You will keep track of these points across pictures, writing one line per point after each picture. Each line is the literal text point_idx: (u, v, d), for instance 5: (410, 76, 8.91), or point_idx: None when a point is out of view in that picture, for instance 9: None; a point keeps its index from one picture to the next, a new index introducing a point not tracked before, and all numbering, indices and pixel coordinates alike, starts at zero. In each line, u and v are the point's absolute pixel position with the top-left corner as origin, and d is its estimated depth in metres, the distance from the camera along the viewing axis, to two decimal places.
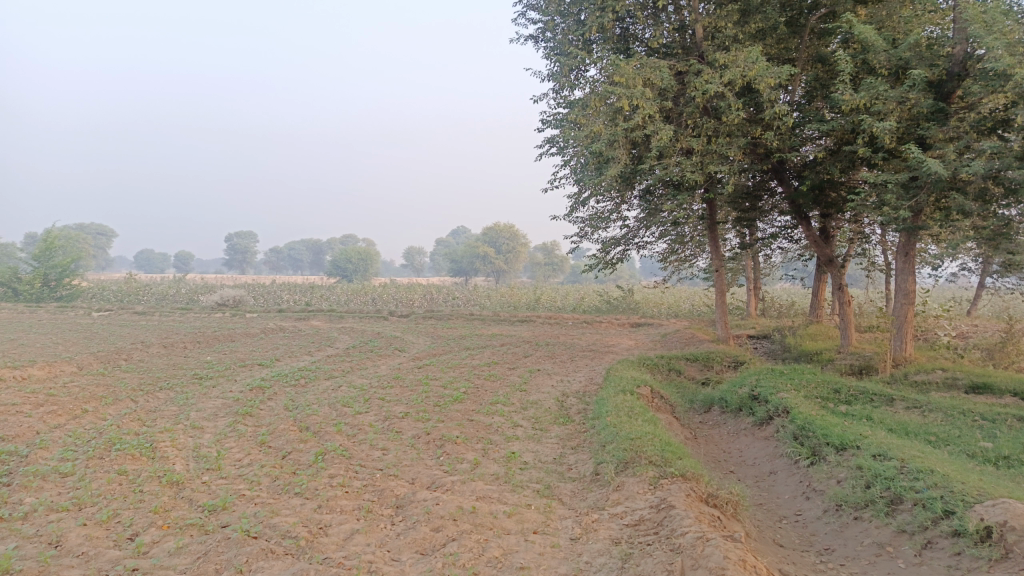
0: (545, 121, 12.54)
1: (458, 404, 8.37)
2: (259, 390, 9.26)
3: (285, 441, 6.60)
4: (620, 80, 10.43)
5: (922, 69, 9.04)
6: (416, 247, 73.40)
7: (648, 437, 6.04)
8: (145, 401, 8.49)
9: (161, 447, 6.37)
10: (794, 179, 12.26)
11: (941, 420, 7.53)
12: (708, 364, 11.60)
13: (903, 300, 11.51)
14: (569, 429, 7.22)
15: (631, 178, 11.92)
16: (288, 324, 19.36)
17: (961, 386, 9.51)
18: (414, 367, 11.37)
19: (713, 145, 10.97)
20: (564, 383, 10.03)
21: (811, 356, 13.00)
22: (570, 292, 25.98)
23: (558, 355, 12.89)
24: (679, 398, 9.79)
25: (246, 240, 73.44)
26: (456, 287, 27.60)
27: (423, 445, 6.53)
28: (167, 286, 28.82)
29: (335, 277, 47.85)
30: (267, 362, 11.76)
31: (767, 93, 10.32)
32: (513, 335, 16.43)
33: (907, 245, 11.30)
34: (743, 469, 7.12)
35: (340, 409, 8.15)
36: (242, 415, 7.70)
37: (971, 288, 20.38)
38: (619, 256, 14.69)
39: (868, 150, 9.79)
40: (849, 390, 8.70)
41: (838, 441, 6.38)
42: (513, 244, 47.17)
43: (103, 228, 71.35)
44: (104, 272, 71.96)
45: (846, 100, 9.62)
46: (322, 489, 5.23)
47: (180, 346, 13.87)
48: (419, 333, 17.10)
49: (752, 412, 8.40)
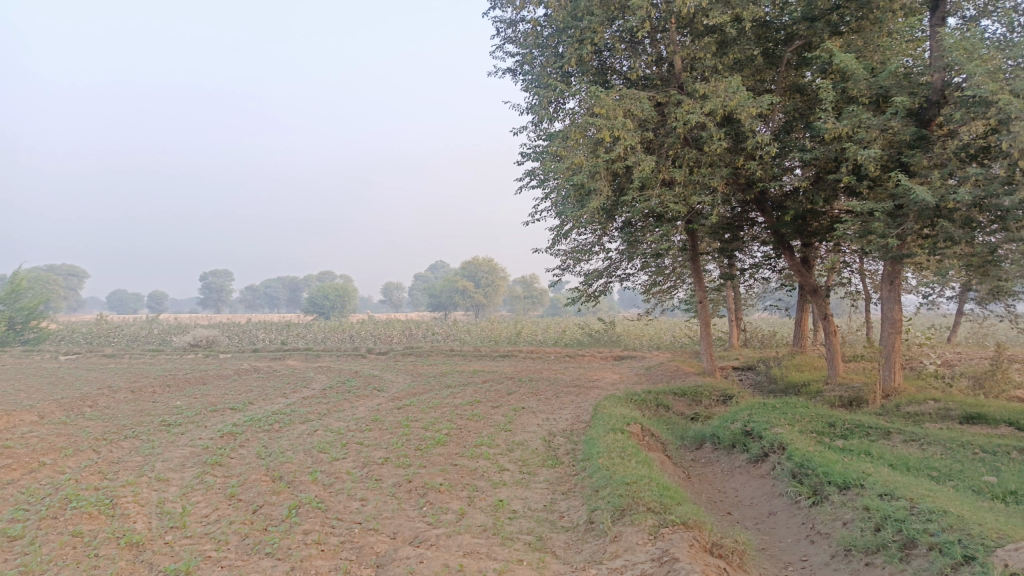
0: (524, 153, 12.38)
1: (440, 447, 7.99)
2: (230, 437, 8.80)
3: (256, 494, 6.17)
4: (600, 111, 10.30)
5: (904, 97, 9.01)
6: (392, 283, 73.12)
7: (644, 481, 5.73)
8: (108, 451, 7.99)
9: (122, 504, 5.91)
10: (775, 209, 12.17)
11: (941, 453, 7.29)
12: (696, 399, 11.30)
13: (890, 330, 11.34)
14: (558, 473, 6.87)
15: (613, 210, 11.75)
16: (263, 364, 18.78)
17: (955, 416, 9.31)
18: (394, 408, 10.94)
19: (695, 175, 10.84)
20: (550, 422, 9.68)
21: (799, 388, 12.78)
22: (551, 326, 25.69)
23: (542, 392, 12.54)
24: (669, 435, 9.48)
25: (221, 278, 72.46)
26: (435, 323, 27.23)
27: (405, 495, 6.14)
28: (139, 328, 28.10)
29: (312, 314, 47.18)
30: (241, 406, 11.28)
31: (749, 123, 10.25)
32: (494, 371, 16.06)
33: (892, 274, 11.22)
34: (740, 510, 6.81)
35: (316, 455, 7.73)
36: (210, 465, 7.26)
37: (950, 314, 20.38)
38: (601, 289, 14.46)
39: (853, 178, 9.70)
40: (843, 424, 8.45)
41: (841, 480, 6.10)
42: (492, 278, 47.00)
43: (74, 270, 70.15)
44: (75, 314, 70.56)
45: (829, 129, 9.55)
46: (295, 549, 4.82)
47: (148, 390, 13.32)
48: (398, 371, 16.65)
49: (746, 448, 8.11)
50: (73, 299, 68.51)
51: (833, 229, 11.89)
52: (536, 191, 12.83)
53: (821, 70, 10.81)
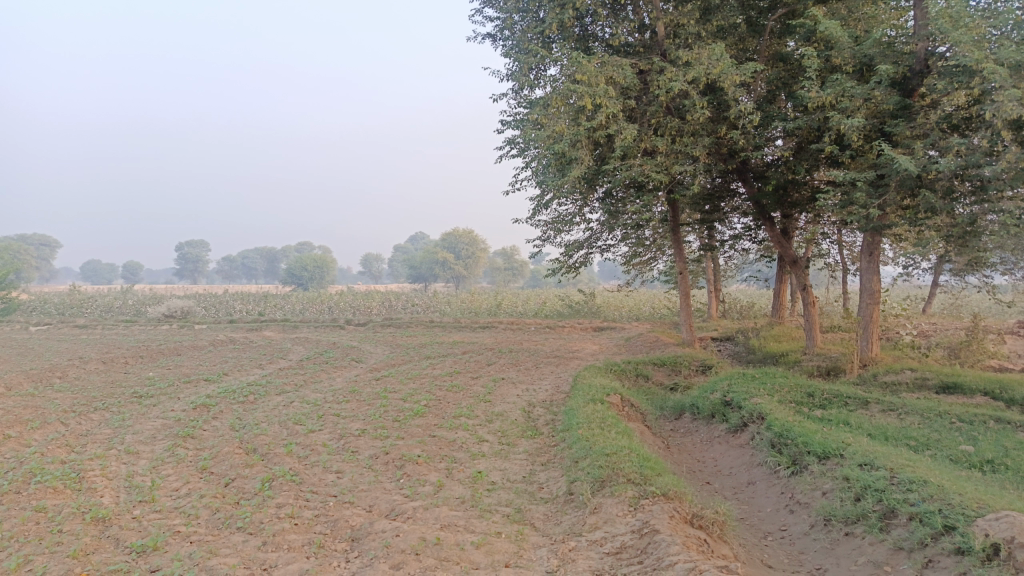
0: (504, 121, 12.14)
1: (418, 419, 7.87)
2: (203, 409, 8.62)
3: (228, 467, 6.02)
4: (581, 78, 10.08)
5: (888, 65, 8.90)
6: (371, 255, 72.59)
7: (624, 451, 5.66)
8: (77, 424, 7.79)
9: (89, 478, 5.74)
10: (757, 179, 12.08)
11: (918, 423, 7.32)
12: (676, 369, 11.29)
13: (868, 300, 11.36)
14: (538, 444, 6.79)
15: (594, 180, 11.59)
16: (239, 335, 18.52)
17: (931, 386, 9.37)
18: (372, 380, 10.80)
19: (678, 144, 10.69)
20: (529, 393, 9.60)
21: (777, 359, 12.83)
22: (531, 297, 25.62)
23: (522, 362, 12.47)
24: (649, 405, 9.45)
25: (196, 247, 71.44)
26: (415, 294, 27.01)
27: (382, 467, 6.03)
28: (112, 298, 27.63)
29: (290, 285, 46.71)
30: (215, 377, 11.08)
31: (732, 92, 10.09)
32: (474, 341, 15.98)
33: (872, 245, 11.21)
34: (720, 480, 6.80)
35: (291, 427, 7.59)
36: (182, 438, 7.09)
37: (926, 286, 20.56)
38: (581, 260, 14.35)
39: (835, 148, 9.60)
40: (822, 394, 8.46)
41: (820, 449, 6.09)
42: (473, 249, 46.69)
43: (46, 240, 68.79)
44: (47, 284, 69.33)
45: (812, 98, 9.43)
46: (268, 523, 4.70)
47: (121, 361, 13.04)
48: (377, 342, 16.48)
49: (725, 418, 8.10)
50: (45, 269, 67.27)
51: (814, 200, 11.83)
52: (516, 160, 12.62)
53: (805, 38, 10.65)
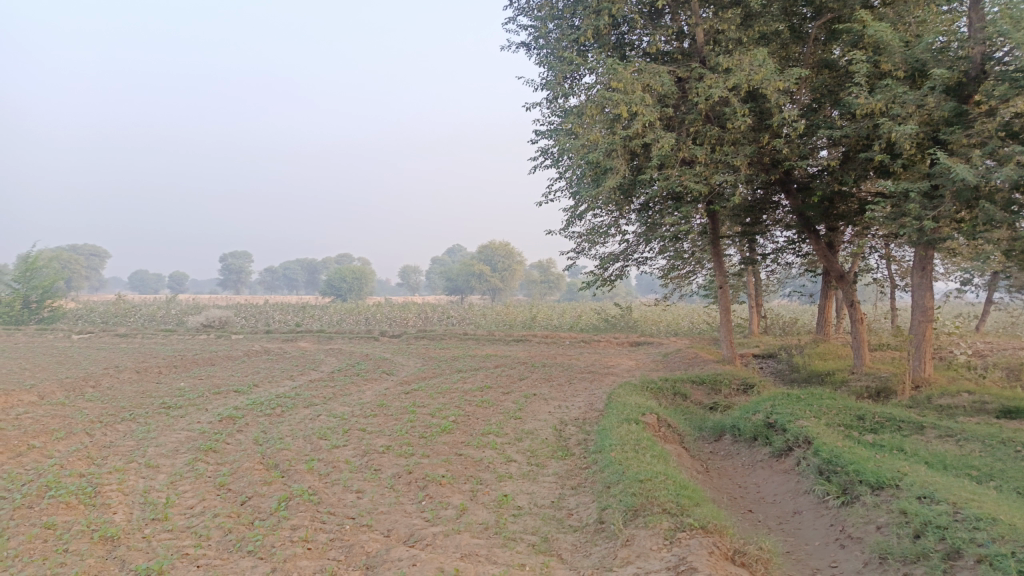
0: (538, 130, 11.91)
1: (446, 435, 7.60)
2: (229, 421, 8.48)
3: (246, 484, 5.82)
4: (617, 85, 9.81)
5: (943, 70, 8.43)
6: (409, 266, 73.01)
7: (660, 478, 5.30)
8: (101, 435, 7.71)
9: (104, 493, 5.59)
10: (801, 190, 11.61)
11: (979, 450, 6.79)
12: (716, 388, 10.84)
13: (920, 318, 10.78)
14: (568, 465, 6.47)
15: (630, 190, 11.25)
16: (274, 346, 18.54)
17: (991, 411, 8.78)
18: (401, 393, 10.57)
19: (718, 154, 10.30)
20: (561, 410, 9.27)
21: (823, 378, 12.28)
22: (567, 310, 25.27)
23: (555, 378, 12.14)
24: (686, 425, 9.05)
25: (240, 258, 72.70)
26: (450, 306, 26.84)
27: (404, 488, 5.76)
28: (155, 307, 28.07)
29: (329, 296, 47.06)
30: (245, 388, 10.98)
31: (775, 98, 9.69)
32: (507, 355, 15.69)
33: (924, 260, 10.67)
34: (762, 509, 6.39)
35: (315, 442, 7.39)
36: (204, 451, 6.93)
37: (979, 302, 19.68)
38: (617, 273, 13.99)
39: (886, 157, 9.12)
40: (873, 417, 7.96)
41: (874, 479, 5.64)
42: (509, 262, 46.46)
43: (96, 250, 70.84)
44: (95, 292, 71.26)
45: (861, 104, 8.99)
46: (279, 546, 4.46)
47: (154, 371, 13.07)
48: (409, 354, 16.31)
49: (768, 441, 7.67)
50: (95, 278, 68.98)
51: (862, 212, 11.32)
52: (550, 170, 12.36)
53: (853, 43, 10.19)
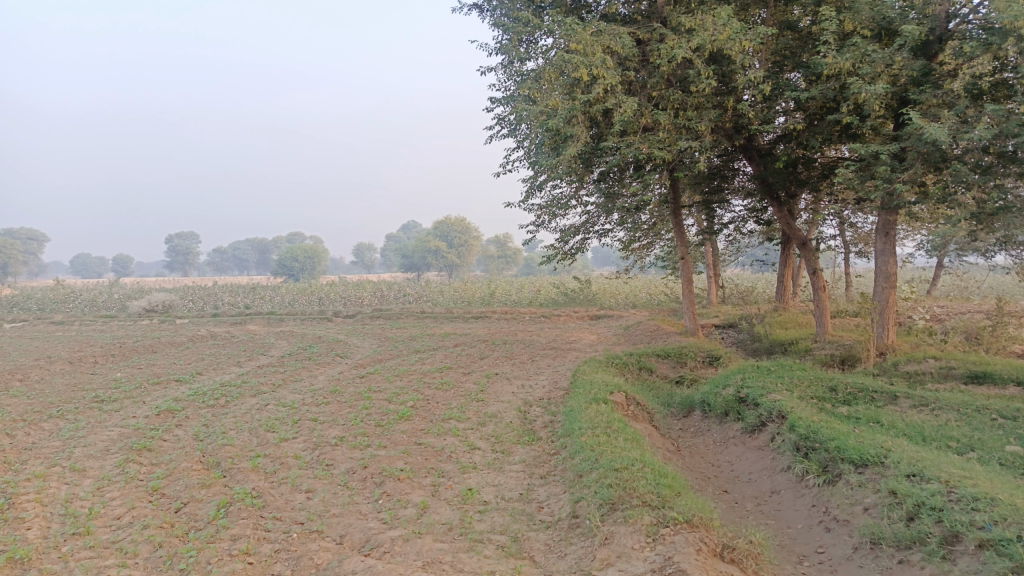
0: (494, 97, 11.35)
1: (404, 423, 7.13)
2: (168, 414, 7.85)
3: (182, 487, 5.27)
4: (577, 48, 9.32)
5: (913, 26, 8.13)
6: (362, 245, 71.57)
7: (636, 465, 4.92)
8: (24, 436, 7.03)
9: (19, 505, 4.98)
10: (763, 156, 11.32)
11: (955, 420, 6.60)
12: (681, 361, 10.56)
13: (884, 284, 10.61)
14: (536, 452, 6.07)
15: (590, 159, 10.79)
16: (221, 329, 17.71)
17: (958, 377, 8.66)
18: (356, 378, 10.02)
19: (681, 119, 9.89)
20: (525, 390, 8.85)
21: (786, 348, 12.11)
22: (525, 285, 24.89)
23: (516, 356, 11.72)
24: (654, 401, 8.75)
25: (188, 239, 70.40)
26: (406, 283, 26.14)
27: (359, 485, 5.27)
28: (96, 292, 26.71)
29: (281, 276, 45.78)
30: (187, 378, 10.28)
31: (739, 59, 9.31)
32: (466, 333, 15.22)
33: (887, 225, 10.50)
34: (738, 488, 6.11)
35: (261, 435, 6.84)
36: (137, 451, 6.33)
37: (930, 267, 19.83)
38: (577, 246, 13.61)
39: (855, 118, 8.82)
40: (845, 388, 7.73)
41: (857, 455, 5.36)
42: (465, 238, 45.85)
43: (34, 233, 67.79)
44: (34, 278, 68.34)
45: (829, 64, 8.65)
46: (217, 563, 3.96)
47: (91, 361, 12.23)
48: (365, 335, 15.69)
49: (740, 417, 7.40)
50: (33, 263, 65.91)
51: (825, 177, 11.10)
52: (507, 139, 11.83)
53: (816, 2, 9.86)
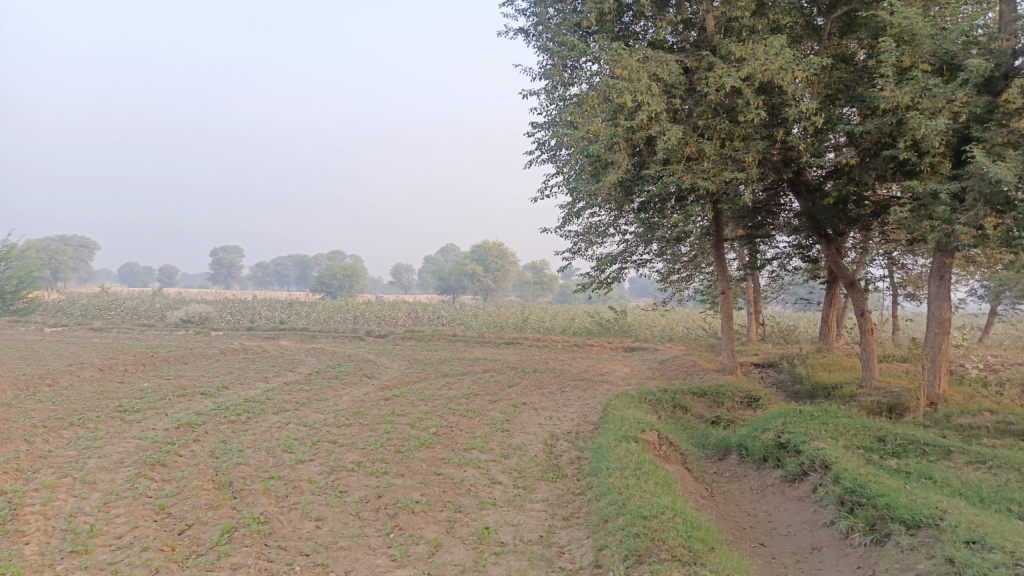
0: (536, 121, 11.20)
1: (425, 451, 6.87)
2: (187, 428, 7.71)
3: (189, 508, 5.07)
4: (622, 73, 9.12)
5: (978, 60, 7.74)
6: (400, 265, 72.09)
7: (667, 514, 4.56)
8: (41, 443, 6.94)
9: (22, 516, 4.83)
10: (811, 192, 10.94)
11: (1016, 480, 6.08)
12: (718, 401, 10.12)
13: (937, 330, 10.06)
14: (560, 490, 5.75)
15: (631, 187, 10.51)
16: (253, 343, 17.71)
17: (1017, 433, 8.08)
18: (381, 400, 9.79)
19: (727, 149, 9.58)
20: (553, 422, 8.52)
21: (828, 392, 11.57)
22: (559, 312, 24.56)
23: (546, 385, 11.40)
24: (688, 441, 8.35)
25: (231, 253, 71.61)
26: (441, 306, 26.00)
27: (370, 516, 5.00)
28: (137, 301, 27.13)
29: (319, 293, 46.16)
30: (212, 391, 10.17)
31: (791, 90, 8.99)
32: (497, 359, 14.95)
33: (942, 268, 9.98)
34: (776, 542, 5.72)
35: (278, 456, 6.64)
36: (150, 465, 6.18)
37: (983, 313, 18.95)
38: (614, 276, 13.29)
39: (912, 154, 8.41)
40: (895, 439, 7.25)
41: (909, 515, 4.92)
42: (502, 263, 45.75)
43: (86, 241, 69.73)
44: (82, 284, 70.26)
45: (886, 97, 8.28)
46: None
47: (120, 370, 12.23)
48: (395, 356, 15.53)
49: (780, 463, 6.98)
50: (82, 270, 67.67)
51: (877, 216, 10.64)
52: (546, 165, 11.64)
53: (873, 36, 9.51)
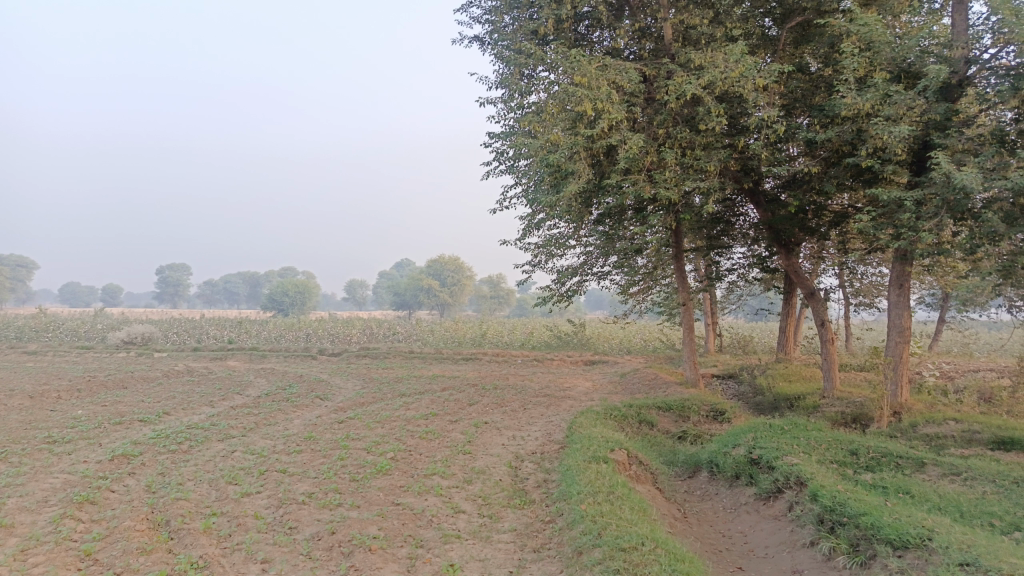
0: (493, 131, 10.91)
1: (382, 478, 6.43)
2: (123, 460, 7.12)
3: (119, 553, 4.57)
4: (581, 80, 8.89)
5: (938, 66, 7.72)
6: (355, 281, 70.98)
7: (647, 545, 4.26)
8: None
9: None
10: (770, 201, 10.86)
11: (993, 492, 5.92)
12: (684, 415, 9.88)
13: (899, 338, 10.00)
14: (528, 518, 5.38)
15: (591, 197, 10.25)
16: (199, 365, 16.92)
17: (983, 442, 8.01)
18: (334, 423, 9.30)
19: (688, 158, 9.40)
20: (517, 443, 8.15)
21: (791, 403, 11.46)
22: (517, 327, 24.23)
23: (507, 403, 11.01)
24: (656, 459, 8.07)
25: (178, 271, 69.38)
26: (396, 322, 25.44)
27: (323, 556, 4.57)
28: (77, 321, 25.89)
29: (270, 310, 44.98)
30: (152, 418, 9.52)
31: (753, 98, 8.87)
32: (456, 376, 14.52)
33: (902, 275, 9.94)
34: (754, 565, 5.45)
35: (222, 488, 6.13)
36: (78, 504, 5.61)
37: (932, 320, 19.26)
38: (574, 289, 13.04)
39: (874, 161, 8.35)
40: (867, 452, 7.08)
41: (895, 535, 4.69)
42: (458, 278, 45.28)
43: (24, 261, 66.94)
44: (20, 305, 67.39)
45: (848, 104, 8.22)
46: None
47: (54, 396, 11.43)
48: (349, 375, 14.98)
49: (753, 481, 6.74)
50: (20, 290, 64.83)
51: (836, 225, 10.60)
52: (504, 176, 11.34)
53: (829, 45, 9.51)
